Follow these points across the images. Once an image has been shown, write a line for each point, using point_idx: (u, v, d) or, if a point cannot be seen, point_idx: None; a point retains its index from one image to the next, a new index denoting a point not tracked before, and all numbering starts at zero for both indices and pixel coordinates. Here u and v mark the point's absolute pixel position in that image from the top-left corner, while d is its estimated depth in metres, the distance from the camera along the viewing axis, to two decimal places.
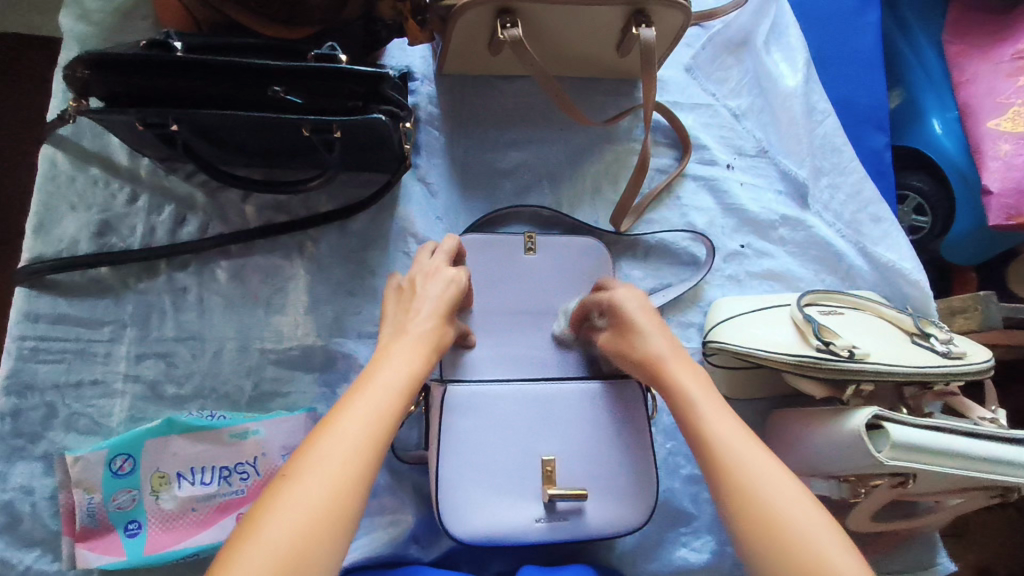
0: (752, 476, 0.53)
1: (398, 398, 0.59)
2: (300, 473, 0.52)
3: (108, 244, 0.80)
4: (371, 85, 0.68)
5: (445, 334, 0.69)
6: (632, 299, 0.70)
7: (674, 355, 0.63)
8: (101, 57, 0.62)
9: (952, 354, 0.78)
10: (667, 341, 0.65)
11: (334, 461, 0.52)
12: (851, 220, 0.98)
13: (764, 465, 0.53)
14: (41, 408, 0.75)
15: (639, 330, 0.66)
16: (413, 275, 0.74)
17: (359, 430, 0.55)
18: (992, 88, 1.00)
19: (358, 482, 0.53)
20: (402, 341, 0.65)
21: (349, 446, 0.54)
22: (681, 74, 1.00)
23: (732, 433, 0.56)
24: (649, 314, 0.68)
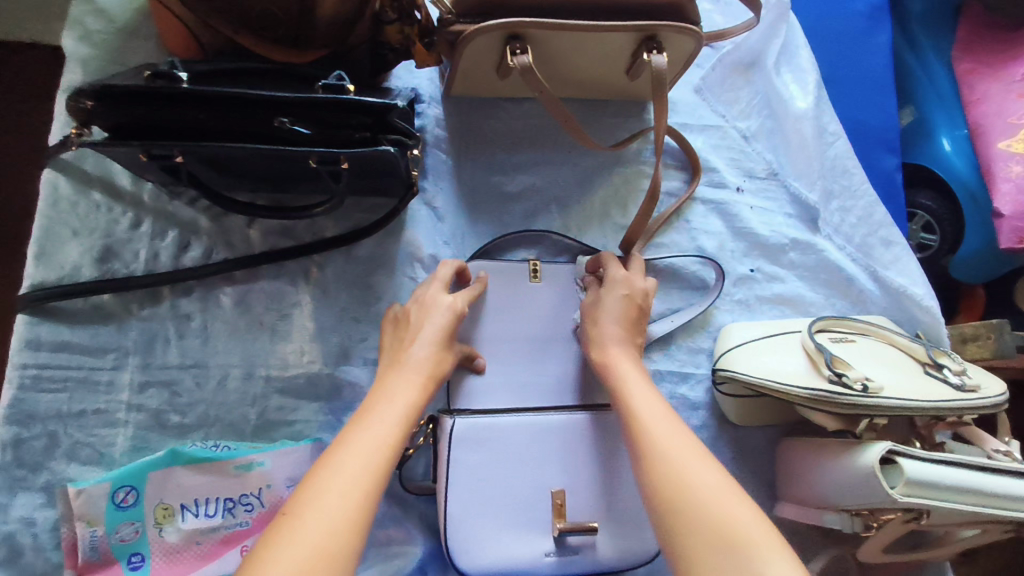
0: (658, 437, 0.62)
1: (397, 433, 0.60)
2: (305, 503, 0.51)
3: (112, 270, 0.79)
4: (379, 115, 0.67)
5: (446, 364, 0.70)
6: (626, 284, 0.78)
7: (619, 339, 0.74)
8: (105, 89, 0.61)
9: (966, 387, 0.77)
10: (619, 329, 0.75)
11: (337, 496, 0.52)
12: (862, 243, 0.97)
13: (672, 432, 0.63)
14: (43, 437, 0.74)
15: (602, 311, 0.76)
16: (409, 306, 0.74)
17: (363, 460, 0.55)
18: (1002, 108, 0.99)
19: (366, 516, 0.52)
20: (403, 376, 0.65)
21: (356, 478, 0.54)
22: (690, 95, 0.99)
23: (652, 406, 0.66)
24: (626, 304, 0.77)
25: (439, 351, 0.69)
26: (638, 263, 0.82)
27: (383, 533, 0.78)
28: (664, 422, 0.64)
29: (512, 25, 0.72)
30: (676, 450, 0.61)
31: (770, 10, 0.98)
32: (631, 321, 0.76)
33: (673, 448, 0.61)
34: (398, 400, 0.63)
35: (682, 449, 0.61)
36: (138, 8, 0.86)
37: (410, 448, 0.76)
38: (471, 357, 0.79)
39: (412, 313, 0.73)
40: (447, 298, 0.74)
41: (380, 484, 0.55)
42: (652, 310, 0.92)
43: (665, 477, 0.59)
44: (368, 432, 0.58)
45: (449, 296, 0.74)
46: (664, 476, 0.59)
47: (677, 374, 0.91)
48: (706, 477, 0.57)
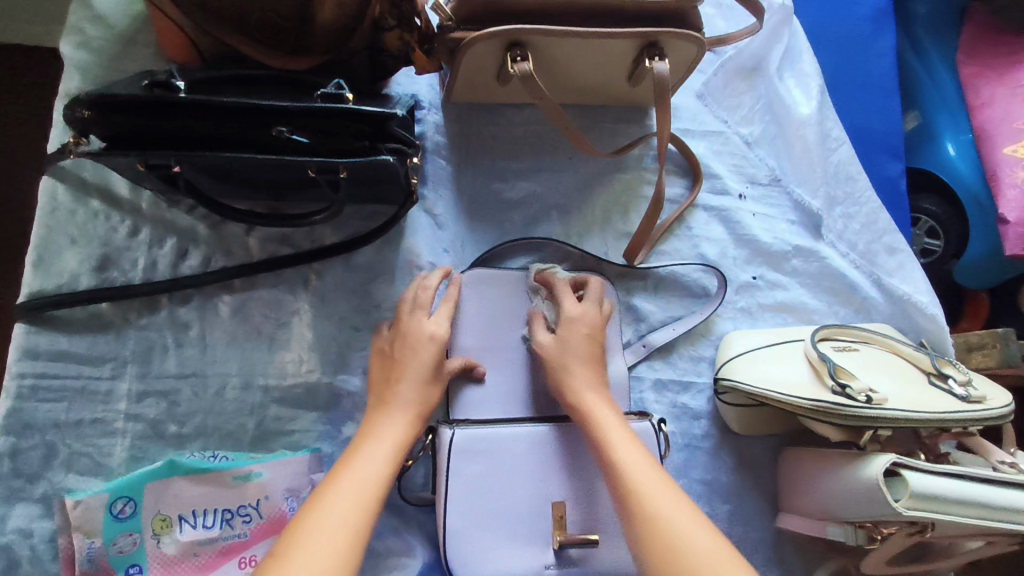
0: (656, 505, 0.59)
1: (385, 475, 0.60)
2: (295, 546, 0.51)
3: (110, 279, 0.79)
4: (378, 124, 0.67)
5: (435, 397, 0.70)
6: (591, 317, 0.76)
7: (592, 383, 0.72)
8: (103, 99, 0.61)
9: (971, 398, 0.76)
10: (584, 373, 0.72)
11: (326, 551, 0.51)
12: (865, 250, 0.96)
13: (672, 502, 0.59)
14: (40, 448, 0.74)
15: (567, 357, 0.73)
16: (396, 331, 0.73)
17: (356, 507, 0.56)
18: (1008, 112, 0.98)
19: (353, 556, 0.52)
20: (391, 413, 0.66)
21: (345, 519, 0.54)
22: (692, 101, 0.98)
23: (644, 469, 0.62)
24: (591, 344, 0.74)
25: (428, 384, 0.69)
26: (594, 287, 0.80)
27: (382, 544, 0.78)
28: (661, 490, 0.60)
29: (511, 33, 0.72)
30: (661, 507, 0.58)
31: (773, 14, 0.98)
32: (594, 361, 0.74)
33: (671, 517, 0.57)
34: (384, 441, 0.63)
35: (677, 515, 0.58)
36: (136, 14, 0.86)
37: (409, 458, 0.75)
38: (469, 366, 0.77)
39: (396, 342, 0.72)
40: (429, 324, 0.73)
41: (367, 526, 0.55)
42: (652, 318, 0.91)
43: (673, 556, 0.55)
44: (355, 476, 0.58)
45: (432, 322, 0.73)
46: (673, 556, 0.55)
47: (679, 383, 0.90)
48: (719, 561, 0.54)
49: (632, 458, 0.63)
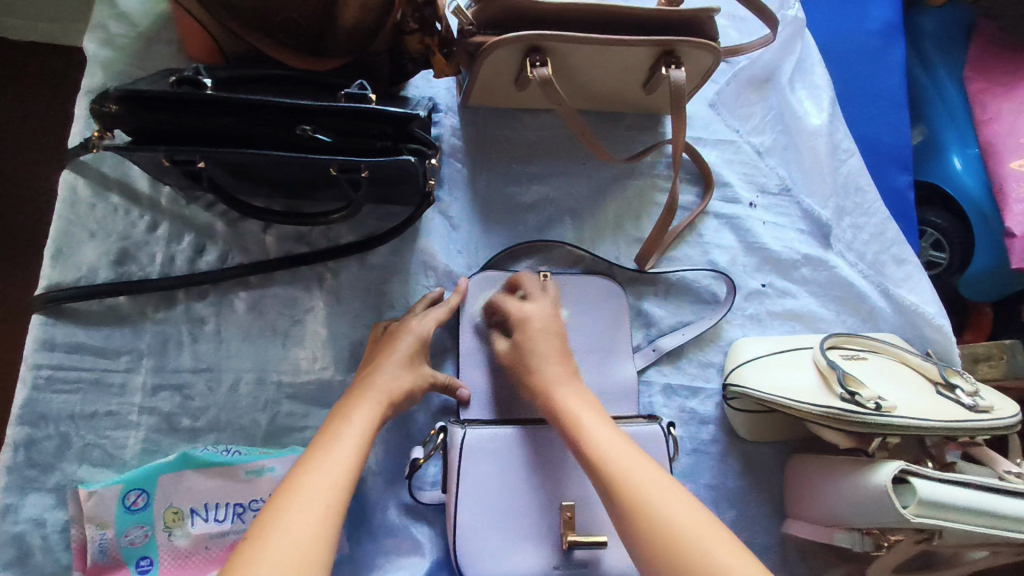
0: (625, 470, 0.61)
1: (356, 456, 0.62)
2: (276, 519, 0.54)
3: (128, 273, 0.80)
4: (400, 125, 0.68)
5: (410, 384, 0.73)
6: (543, 318, 0.77)
7: (563, 377, 0.72)
8: (131, 94, 0.62)
9: (979, 408, 0.76)
10: (559, 369, 0.73)
11: (300, 531, 0.53)
12: (874, 260, 0.97)
13: (643, 467, 0.62)
14: (54, 439, 0.74)
15: (535, 352, 0.74)
16: (397, 323, 0.79)
17: (326, 484, 0.58)
18: (1014, 128, 1.01)
19: (331, 531, 0.55)
20: (365, 395, 0.68)
21: (320, 496, 0.56)
22: (705, 110, 0.99)
23: (615, 444, 0.64)
24: (549, 335, 0.76)
25: (403, 371, 0.72)
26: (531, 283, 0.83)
27: (391, 541, 0.78)
28: (632, 461, 0.62)
29: (532, 38, 0.73)
30: (640, 481, 0.60)
31: (787, 26, 0.99)
32: (564, 353, 0.75)
33: (644, 488, 0.59)
34: (355, 421, 0.65)
35: (654, 484, 0.60)
36: (160, 13, 0.87)
37: (420, 456, 0.75)
38: (452, 388, 0.78)
39: (392, 333, 0.77)
40: (415, 322, 0.77)
41: (342, 504, 0.57)
42: (663, 323, 0.92)
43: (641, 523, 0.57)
44: (330, 457, 0.60)
45: (418, 322, 0.77)
46: (640, 522, 0.57)
47: (688, 388, 0.90)
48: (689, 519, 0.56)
49: (601, 434, 0.65)
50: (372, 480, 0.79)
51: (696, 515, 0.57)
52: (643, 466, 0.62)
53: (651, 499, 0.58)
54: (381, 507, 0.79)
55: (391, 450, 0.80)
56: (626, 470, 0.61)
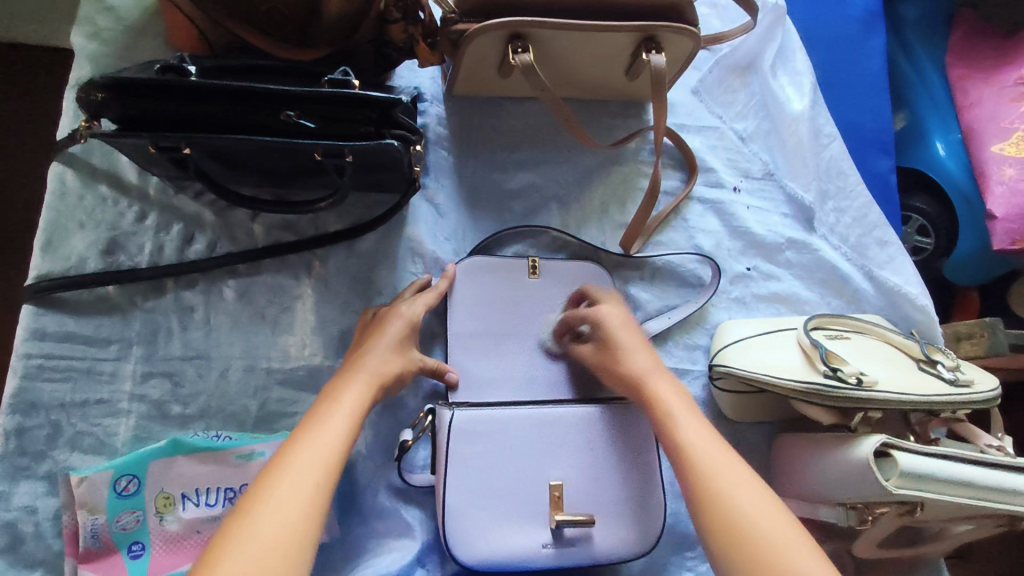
0: (720, 487, 0.61)
1: (346, 437, 0.62)
2: (263, 496, 0.55)
3: (117, 262, 0.80)
4: (383, 110, 0.69)
5: (401, 367, 0.73)
6: (613, 315, 0.78)
7: (651, 367, 0.73)
8: (115, 82, 0.62)
9: (959, 381, 0.78)
10: (647, 360, 0.74)
11: (285, 511, 0.54)
12: (856, 243, 0.99)
13: (739, 476, 0.62)
14: (46, 427, 0.75)
15: (621, 346, 0.75)
16: (387, 309, 0.79)
17: (316, 461, 0.59)
18: (995, 113, 1.02)
19: (316, 513, 0.56)
20: (356, 376, 0.69)
21: (309, 474, 0.57)
22: (688, 97, 1.01)
23: (710, 448, 0.65)
24: (629, 331, 0.77)
25: (392, 353, 0.73)
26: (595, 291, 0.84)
27: (382, 524, 0.79)
28: (721, 460, 0.63)
29: (513, 25, 0.74)
30: (727, 485, 0.61)
31: (767, 13, 1.00)
32: (645, 344, 0.76)
33: (737, 493, 0.61)
34: (346, 401, 0.66)
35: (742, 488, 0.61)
36: (146, 7, 0.87)
37: (409, 438, 0.76)
38: (441, 372, 0.79)
39: (382, 318, 0.78)
40: (405, 307, 0.78)
41: (330, 482, 0.58)
42: (649, 306, 0.93)
43: (735, 527, 0.58)
44: (318, 435, 0.61)
45: (411, 307, 0.78)
46: (734, 525, 0.59)
47: (674, 371, 0.91)
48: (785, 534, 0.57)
49: (695, 432, 0.66)
50: (362, 463, 0.80)
51: (788, 523, 0.58)
52: (736, 469, 0.63)
53: (742, 508, 0.59)
54: (372, 490, 0.80)
55: (381, 433, 0.81)
56: (718, 474, 0.62)
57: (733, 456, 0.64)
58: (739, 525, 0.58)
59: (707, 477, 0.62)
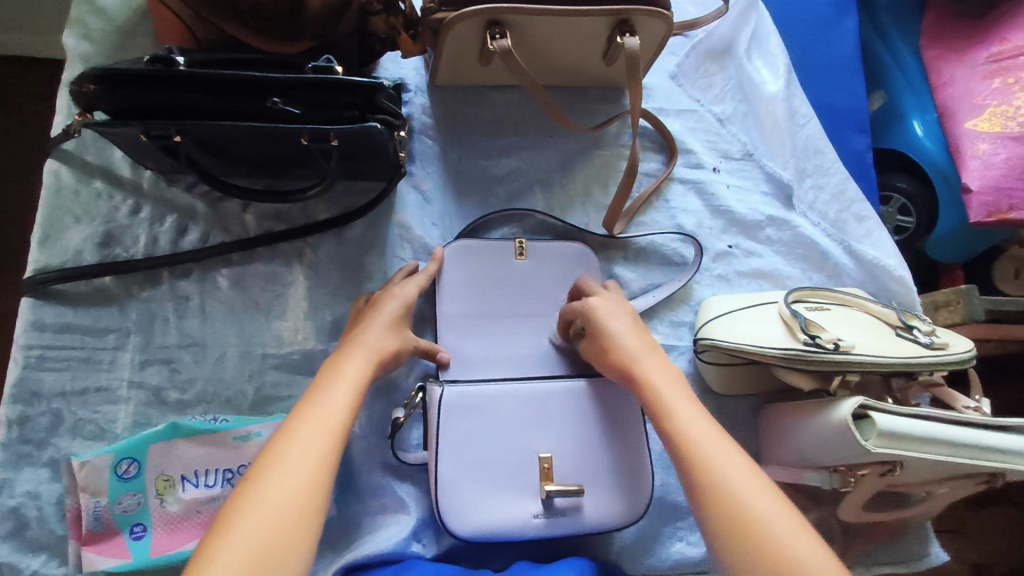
0: (708, 461, 0.59)
1: (348, 411, 0.64)
2: (267, 470, 0.56)
3: (112, 254, 0.83)
4: (367, 95, 0.71)
5: (397, 344, 0.75)
6: (604, 306, 0.76)
7: (643, 349, 0.70)
8: (106, 73, 0.65)
9: (935, 344, 0.80)
10: (640, 343, 0.71)
11: (292, 483, 0.56)
12: (835, 219, 1.01)
13: (756, 485, 0.57)
14: (47, 415, 0.77)
15: (612, 333, 0.72)
16: (378, 294, 0.81)
17: (320, 434, 0.60)
18: (968, 90, 1.04)
19: (323, 483, 0.57)
20: (354, 352, 0.71)
21: (314, 446, 0.59)
22: (666, 82, 1.04)
23: (699, 421, 0.62)
24: (621, 318, 0.74)
25: (389, 332, 0.75)
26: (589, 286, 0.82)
27: (378, 501, 0.80)
28: (709, 433, 0.61)
29: (490, 11, 0.77)
30: (712, 456, 0.59)
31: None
32: (638, 328, 0.74)
33: (722, 462, 0.59)
34: (346, 374, 0.68)
35: (729, 459, 0.59)
36: (135, 7, 0.90)
37: (402, 415, 0.79)
38: (433, 353, 0.81)
39: (376, 301, 0.79)
40: (397, 291, 0.80)
41: (335, 453, 0.60)
42: (633, 285, 0.95)
43: (719, 500, 0.56)
44: (321, 411, 0.63)
45: (404, 288, 0.80)
46: (717, 499, 0.56)
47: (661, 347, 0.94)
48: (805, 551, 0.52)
49: (683, 408, 0.64)
50: (359, 442, 0.82)
51: (770, 493, 0.56)
52: (724, 443, 0.60)
53: (730, 479, 0.57)
54: (367, 469, 0.81)
55: (375, 414, 0.83)
56: (704, 445, 0.60)
57: (743, 459, 0.59)
58: (730, 500, 0.56)
59: (693, 448, 0.60)
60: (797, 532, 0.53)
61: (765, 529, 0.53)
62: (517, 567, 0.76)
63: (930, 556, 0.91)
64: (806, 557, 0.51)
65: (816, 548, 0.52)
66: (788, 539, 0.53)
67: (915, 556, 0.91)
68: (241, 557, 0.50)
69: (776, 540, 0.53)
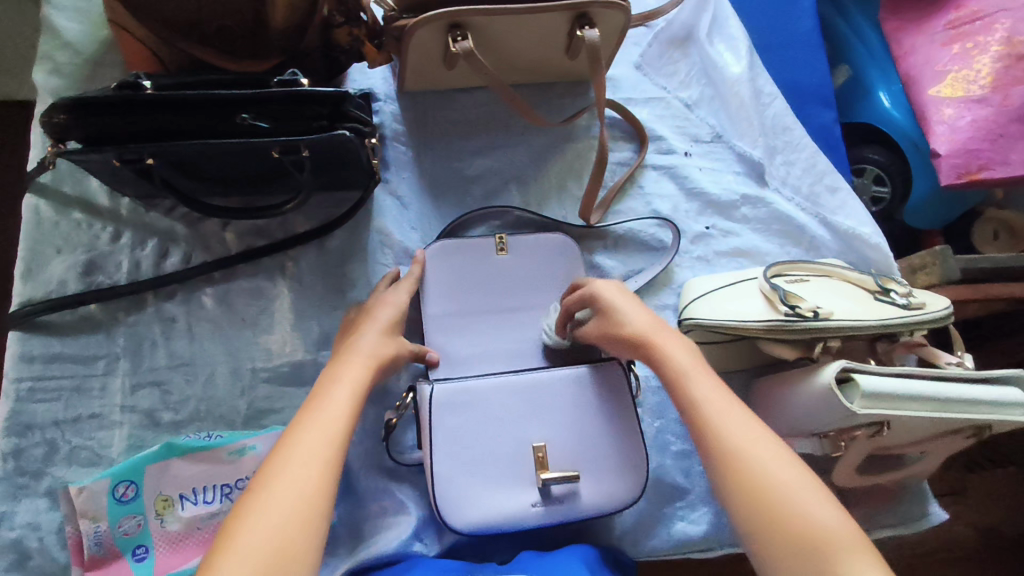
0: (735, 443, 0.59)
1: (349, 416, 0.65)
2: (270, 481, 0.57)
3: (96, 282, 0.83)
4: (334, 105, 0.73)
5: (394, 347, 0.75)
6: (610, 287, 0.75)
7: (654, 325, 0.71)
8: (76, 102, 0.66)
9: (912, 305, 0.82)
10: (649, 320, 0.71)
11: (295, 491, 0.56)
12: (808, 193, 1.03)
13: (782, 464, 0.58)
14: (41, 445, 0.77)
15: (621, 313, 0.72)
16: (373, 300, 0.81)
17: (322, 440, 0.61)
18: (929, 58, 1.06)
19: (325, 489, 0.58)
20: (352, 357, 0.71)
21: (316, 452, 0.60)
22: (631, 72, 1.05)
23: (723, 402, 0.63)
24: (626, 296, 0.75)
25: (384, 339, 0.75)
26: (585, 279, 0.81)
27: (378, 505, 0.81)
28: (736, 415, 0.62)
29: (450, 14, 0.78)
30: (741, 439, 0.59)
31: None
32: (644, 307, 0.74)
33: (750, 444, 0.59)
34: (344, 378, 0.68)
35: (758, 440, 0.59)
36: (102, 39, 0.91)
37: (393, 417, 0.80)
38: (422, 354, 0.81)
39: (373, 307, 0.79)
40: (389, 295, 0.80)
41: (337, 458, 0.61)
42: (615, 273, 0.96)
43: (751, 480, 0.57)
44: (322, 416, 0.63)
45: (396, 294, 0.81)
46: (749, 479, 0.57)
47: None
48: (835, 524, 0.53)
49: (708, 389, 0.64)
50: (355, 448, 0.82)
51: (799, 471, 0.57)
52: (748, 424, 0.61)
53: (760, 460, 0.58)
54: (364, 474, 0.82)
55: (368, 419, 0.84)
56: (731, 426, 0.61)
57: (769, 438, 0.60)
58: (761, 483, 0.56)
59: (723, 431, 0.60)
60: (825, 505, 0.55)
61: (796, 508, 0.54)
62: (523, 553, 0.77)
63: (929, 517, 0.91)
64: (836, 530, 0.53)
65: (843, 521, 0.54)
66: (815, 512, 0.54)
67: (914, 517, 0.91)
68: (249, 565, 0.51)
69: (809, 518, 0.54)
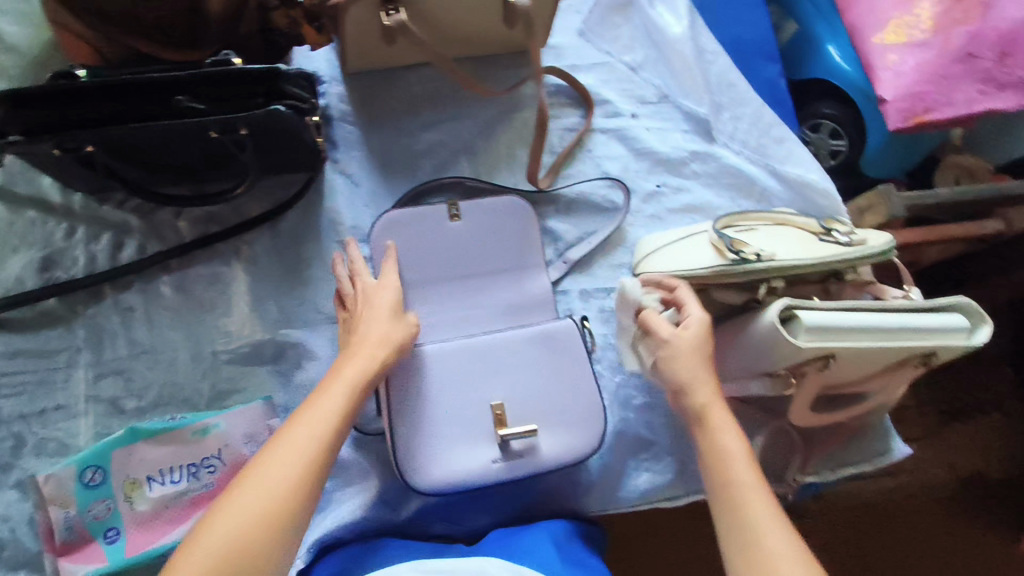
0: (743, 501, 0.66)
1: (344, 414, 0.64)
2: (249, 475, 0.58)
3: (53, 278, 0.85)
4: (270, 82, 0.74)
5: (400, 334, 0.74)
6: (688, 335, 0.76)
7: (704, 379, 0.74)
8: (10, 94, 0.67)
9: (854, 242, 0.83)
10: (698, 366, 0.75)
11: (269, 489, 0.57)
12: (756, 145, 1.04)
13: (776, 527, 0.63)
14: (9, 439, 0.79)
15: (679, 360, 0.75)
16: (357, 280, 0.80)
17: (309, 436, 0.61)
18: (872, 6, 1.07)
19: (303, 490, 0.58)
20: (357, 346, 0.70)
21: (301, 449, 0.60)
22: (574, 39, 1.07)
23: (741, 462, 0.68)
24: (701, 342, 0.75)
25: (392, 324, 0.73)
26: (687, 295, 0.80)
27: (345, 475, 0.83)
28: (746, 474, 0.67)
29: None
30: (746, 496, 0.66)
31: None
32: (707, 357, 0.75)
33: (751, 502, 0.65)
34: (346, 370, 0.67)
35: (759, 500, 0.65)
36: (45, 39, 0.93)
37: None
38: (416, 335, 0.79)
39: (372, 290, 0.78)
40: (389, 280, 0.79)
41: (323, 455, 0.61)
42: (568, 236, 0.98)
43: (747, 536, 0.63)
44: (319, 411, 0.63)
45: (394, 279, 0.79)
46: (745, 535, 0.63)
47: (603, 290, 0.96)
48: None
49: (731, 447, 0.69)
50: None
51: (790, 536, 0.62)
52: (757, 485, 0.66)
53: (757, 519, 0.64)
54: None
55: None
56: (741, 488, 0.66)
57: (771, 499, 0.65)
58: (753, 537, 0.63)
59: (734, 487, 0.67)
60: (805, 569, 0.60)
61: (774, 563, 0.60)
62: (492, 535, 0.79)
63: (893, 451, 0.94)
64: None
65: None
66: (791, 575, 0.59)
67: (879, 453, 0.94)
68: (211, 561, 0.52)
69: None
